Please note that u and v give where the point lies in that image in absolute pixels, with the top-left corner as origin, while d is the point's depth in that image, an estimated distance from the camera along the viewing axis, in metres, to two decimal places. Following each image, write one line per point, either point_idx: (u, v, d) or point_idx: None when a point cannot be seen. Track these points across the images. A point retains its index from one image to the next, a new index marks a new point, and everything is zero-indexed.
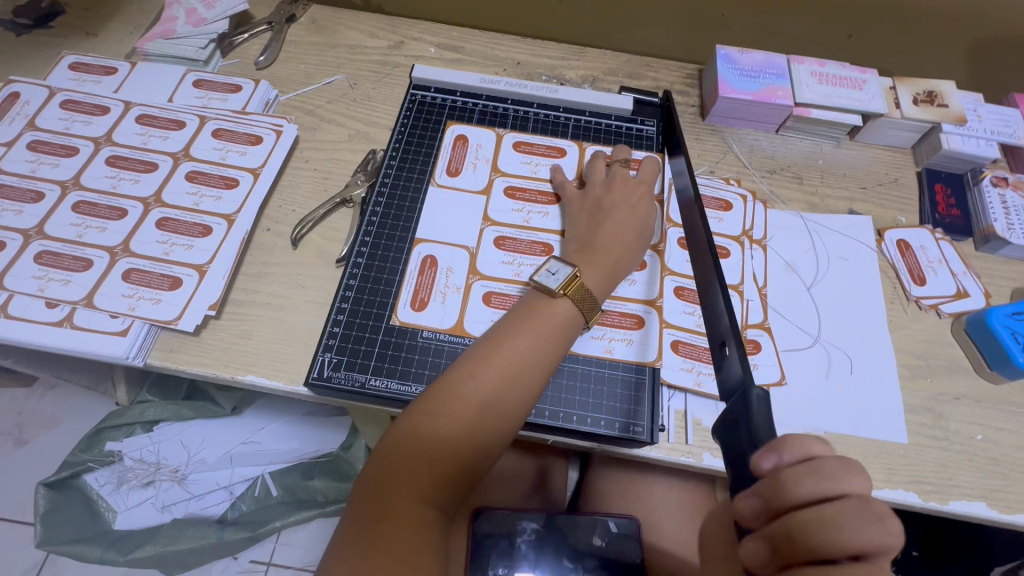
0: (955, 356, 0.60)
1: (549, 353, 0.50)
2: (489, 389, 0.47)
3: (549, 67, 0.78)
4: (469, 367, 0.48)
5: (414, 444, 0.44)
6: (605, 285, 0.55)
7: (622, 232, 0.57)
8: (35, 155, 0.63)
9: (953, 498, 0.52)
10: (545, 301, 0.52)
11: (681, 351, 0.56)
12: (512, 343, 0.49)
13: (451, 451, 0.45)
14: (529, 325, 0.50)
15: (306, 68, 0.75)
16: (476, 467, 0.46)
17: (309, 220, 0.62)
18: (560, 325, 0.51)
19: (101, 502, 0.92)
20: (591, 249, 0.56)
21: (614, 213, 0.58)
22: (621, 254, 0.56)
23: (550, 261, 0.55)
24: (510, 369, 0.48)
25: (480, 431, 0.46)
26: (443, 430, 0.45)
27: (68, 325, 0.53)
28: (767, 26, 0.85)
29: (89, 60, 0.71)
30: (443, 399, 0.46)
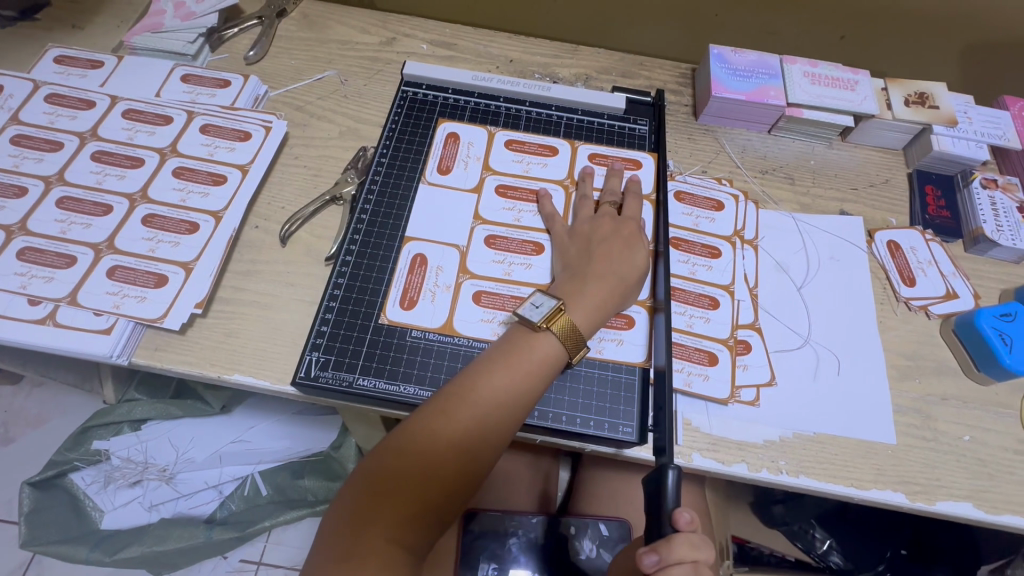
0: (944, 357, 0.60)
1: (532, 386, 0.48)
2: (466, 426, 0.46)
3: (542, 65, 0.78)
4: (448, 401, 0.46)
5: (387, 481, 0.43)
6: (594, 320, 0.52)
7: (612, 262, 0.55)
8: (18, 149, 0.62)
9: (940, 498, 0.52)
10: (529, 334, 0.50)
11: None
12: (492, 377, 0.47)
13: (424, 490, 0.44)
14: (512, 358, 0.48)
15: (296, 63, 0.74)
16: (451, 505, 0.45)
17: (298, 217, 0.61)
18: (544, 357, 0.49)
19: (87, 501, 0.91)
20: (579, 280, 0.54)
21: (604, 249, 0.56)
22: (611, 285, 0.54)
23: (534, 294, 0.52)
24: (489, 405, 0.46)
25: (456, 469, 0.45)
26: (419, 467, 0.44)
27: (51, 322, 0.53)
28: (761, 26, 0.85)
29: (75, 54, 0.70)
30: (419, 434, 0.45)
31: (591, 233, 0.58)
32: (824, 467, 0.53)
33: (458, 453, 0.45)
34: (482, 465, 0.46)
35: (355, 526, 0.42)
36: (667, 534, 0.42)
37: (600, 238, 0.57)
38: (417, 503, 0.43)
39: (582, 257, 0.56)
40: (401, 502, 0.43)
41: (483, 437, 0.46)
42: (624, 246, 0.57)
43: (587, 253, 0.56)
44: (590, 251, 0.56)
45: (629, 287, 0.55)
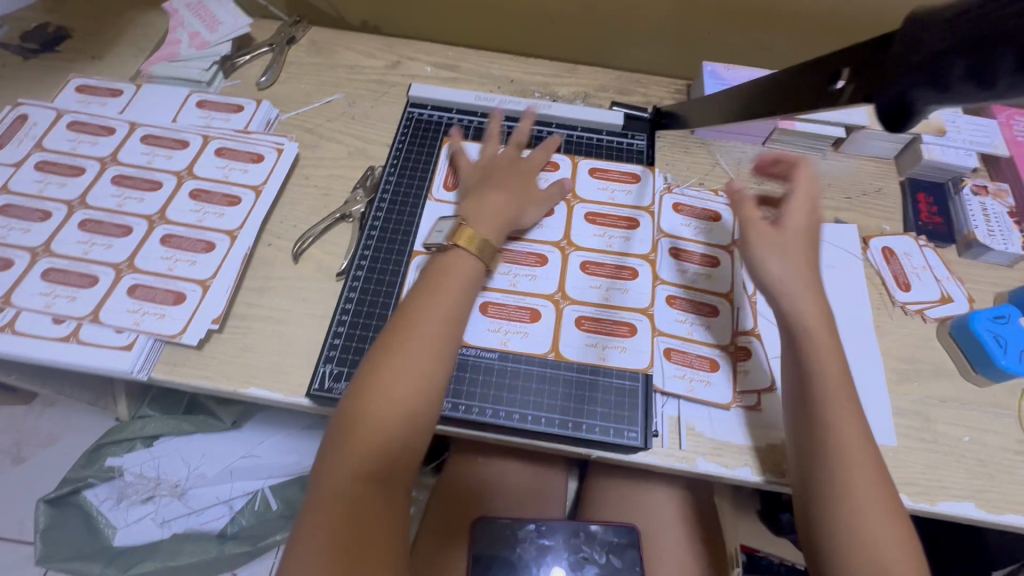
0: (941, 360, 0.61)
1: (458, 303, 0.52)
2: (407, 352, 0.49)
3: (542, 84, 0.81)
4: (386, 340, 0.50)
5: (349, 426, 0.46)
6: (499, 231, 0.58)
7: (501, 186, 0.61)
8: (42, 175, 0.65)
9: (942, 498, 0.54)
10: (441, 258, 0.55)
11: (674, 358, 0.58)
12: (418, 306, 0.51)
13: (385, 425, 0.46)
14: (433, 287, 0.52)
15: (305, 88, 0.77)
16: (416, 431, 0.47)
17: (310, 235, 0.63)
18: (462, 278, 0.53)
19: (100, 518, 0.92)
20: (472, 197, 0.60)
21: (488, 179, 0.62)
22: (507, 199, 0.60)
23: (438, 222, 0.61)
24: (423, 329, 0.50)
25: (410, 396, 0.47)
26: (374, 404, 0.47)
27: (74, 340, 0.55)
28: (752, 42, 0.88)
29: (95, 83, 0.73)
30: (367, 376, 0.48)
31: (488, 169, 0.64)
32: None
33: (408, 382, 0.48)
34: (435, 386, 0.49)
35: (330, 476, 0.45)
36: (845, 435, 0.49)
37: (490, 172, 0.63)
38: (381, 435, 0.46)
39: (479, 185, 0.62)
40: (366, 439, 0.45)
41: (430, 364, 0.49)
42: (524, 183, 0.63)
43: (482, 180, 0.62)
44: (485, 179, 0.62)
45: (519, 204, 0.61)
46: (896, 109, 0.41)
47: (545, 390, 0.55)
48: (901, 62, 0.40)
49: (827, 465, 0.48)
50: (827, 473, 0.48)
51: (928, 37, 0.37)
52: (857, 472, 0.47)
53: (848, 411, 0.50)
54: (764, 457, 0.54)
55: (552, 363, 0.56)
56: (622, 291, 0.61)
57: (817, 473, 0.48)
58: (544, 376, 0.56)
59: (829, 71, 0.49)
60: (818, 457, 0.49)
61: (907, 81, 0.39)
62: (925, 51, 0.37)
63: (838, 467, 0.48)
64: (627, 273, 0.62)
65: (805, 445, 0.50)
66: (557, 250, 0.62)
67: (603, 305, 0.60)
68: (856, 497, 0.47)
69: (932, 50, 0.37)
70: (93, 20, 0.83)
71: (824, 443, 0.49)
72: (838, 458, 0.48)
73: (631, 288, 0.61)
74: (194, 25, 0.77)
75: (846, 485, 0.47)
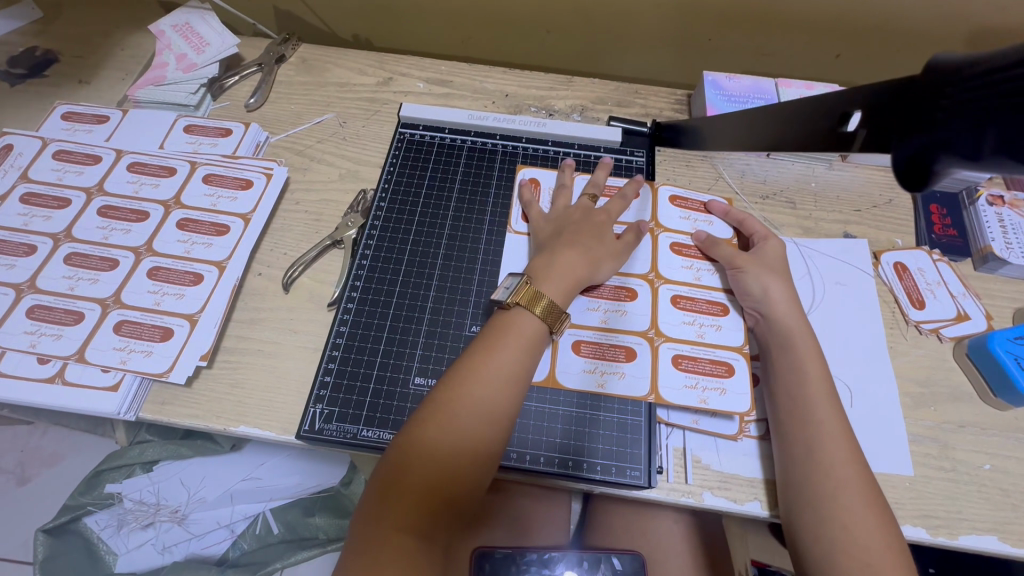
0: (958, 382, 0.59)
1: (523, 360, 0.49)
2: (467, 406, 0.46)
3: (538, 98, 0.78)
4: (443, 389, 0.47)
5: (395, 475, 0.43)
6: (568, 291, 0.54)
7: (577, 245, 0.57)
8: (27, 208, 0.63)
9: (963, 532, 0.51)
10: (507, 313, 0.52)
11: (683, 366, 0.56)
12: (490, 355, 0.48)
13: (435, 480, 0.43)
14: (499, 340, 0.49)
15: (295, 108, 0.75)
16: (466, 491, 0.44)
17: (301, 263, 0.62)
18: (529, 336, 0.50)
19: (101, 545, 0.91)
20: (550, 254, 0.56)
21: (571, 234, 0.58)
22: (579, 255, 0.56)
23: (506, 278, 0.57)
24: (485, 385, 0.47)
25: (466, 454, 0.44)
26: (427, 456, 0.44)
27: (59, 380, 0.53)
28: (755, 48, 0.85)
29: (82, 109, 0.72)
30: (420, 424, 0.45)
31: (563, 219, 0.60)
32: None
33: (463, 437, 0.45)
34: (490, 446, 0.45)
35: (371, 523, 0.42)
36: (839, 460, 0.47)
37: (571, 224, 0.59)
38: (429, 490, 0.43)
39: (554, 237, 0.58)
40: (413, 492, 0.42)
41: (492, 416, 0.46)
42: (599, 233, 0.59)
43: (558, 235, 0.59)
44: (561, 232, 0.59)
45: (598, 260, 0.57)
46: (914, 166, 0.38)
47: (542, 426, 0.53)
48: (926, 116, 0.37)
49: (808, 470, 0.48)
50: (809, 476, 0.47)
51: (958, 93, 0.34)
52: (839, 475, 0.47)
53: (841, 440, 0.49)
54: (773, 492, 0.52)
55: (550, 397, 0.54)
56: (621, 313, 0.58)
57: (798, 478, 0.48)
58: (543, 412, 0.53)
59: (845, 111, 0.49)
60: (798, 461, 0.48)
61: (928, 140, 0.37)
62: (948, 111, 0.35)
63: (820, 471, 0.47)
64: (626, 294, 0.59)
65: (785, 450, 0.50)
66: (647, 284, 0.60)
67: (602, 329, 0.57)
68: (840, 498, 0.46)
69: (959, 109, 0.34)
70: (80, 43, 0.81)
71: (804, 448, 0.49)
72: (821, 460, 0.47)
73: (631, 310, 0.58)
74: (181, 47, 0.75)
75: (828, 489, 0.46)
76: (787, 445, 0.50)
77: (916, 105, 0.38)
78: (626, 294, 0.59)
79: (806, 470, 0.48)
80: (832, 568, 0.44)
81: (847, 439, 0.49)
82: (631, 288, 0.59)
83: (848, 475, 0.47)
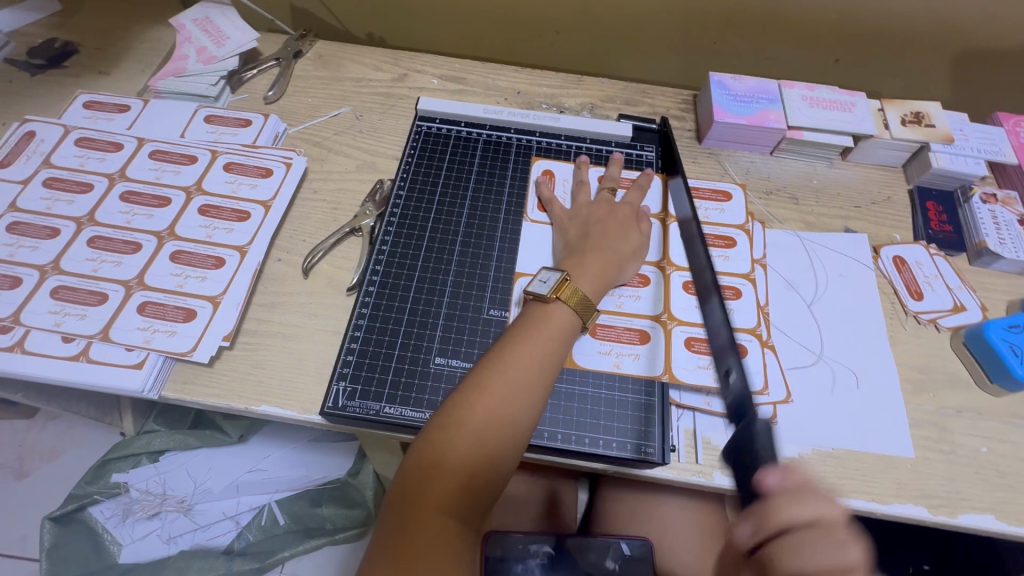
0: (955, 370, 0.61)
1: (555, 353, 0.51)
2: (504, 394, 0.47)
3: (549, 96, 0.81)
4: (477, 378, 0.48)
5: (434, 457, 0.44)
6: (599, 285, 0.56)
7: (608, 240, 0.59)
8: (50, 192, 0.64)
9: (962, 511, 0.53)
10: (544, 306, 0.53)
11: (695, 348, 0.58)
12: (523, 347, 0.50)
13: (474, 463, 0.44)
14: (532, 332, 0.51)
15: (312, 101, 0.77)
16: (501, 474, 0.46)
17: (320, 250, 0.63)
18: (561, 329, 0.52)
19: (105, 535, 0.90)
20: (578, 254, 0.58)
21: (600, 229, 0.60)
22: (608, 258, 0.58)
23: (542, 271, 0.56)
24: (521, 374, 0.48)
25: (501, 442, 0.46)
26: (464, 444, 0.45)
27: (84, 358, 0.54)
28: (758, 52, 0.88)
29: (103, 99, 0.73)
30: (455, 411, 0.46)
31: (588, 216, 0.62)
32: (845, 482, 0.54)
33: (501, 423, 0.46)
34: (524, 433, 0.47)
35: (409, 507, 0.42)
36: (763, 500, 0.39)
37: (597, 219, 0.61)
38: (467, 476, 0.44)
39: (581, 236, 0.60)
40: (450, 477, 0.43)
41: (526, 406, 0.47)
42: (619, 228, 0.61)
43: (585, 231, 0.61)
44: (589, 231, 0.60)
45: (625, 259, 0.59)
46: None
47: (559, 405, 0.54)
48: None
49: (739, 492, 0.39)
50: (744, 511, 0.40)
51: None
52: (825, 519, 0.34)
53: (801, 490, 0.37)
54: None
55: (569, 378, 0.56)
56: (636, 298, 0.60)
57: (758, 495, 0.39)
58: (560, 393, 0.55)
59: None
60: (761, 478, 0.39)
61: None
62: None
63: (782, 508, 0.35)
64: (640, 280, 0.61)
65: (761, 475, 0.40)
66: (658, 270, 0.62)
67: (616, 313, 0.59)
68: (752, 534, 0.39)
69: None
70: (99, 36, 0.83)
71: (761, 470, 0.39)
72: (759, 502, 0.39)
73: (643, 295, 0.60)
74: (202, 40, 0.77)
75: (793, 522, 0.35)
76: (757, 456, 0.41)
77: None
78: (639, 280, 0.61)
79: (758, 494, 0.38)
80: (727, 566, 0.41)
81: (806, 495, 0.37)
82: (644, 274, 0.61)
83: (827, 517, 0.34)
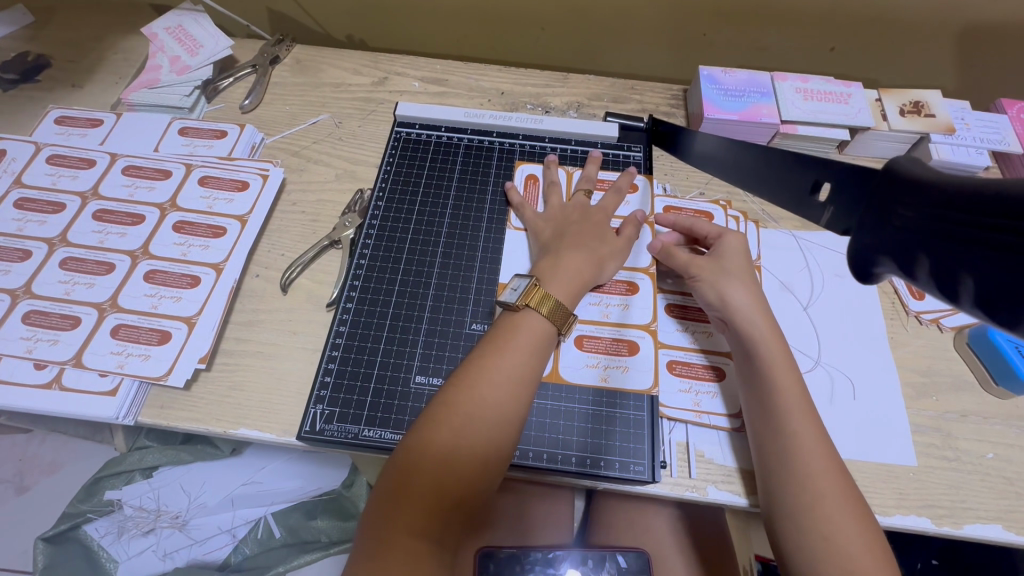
0: (959, 372, 0.58)
1: (532, 363, 0.49)
2: (479, 407, 0.45)
3: (534, 95, 0.78)
4: (452, 392, 0.46)
5: (406, 477, 0.42)
6: (575, 292, 0.54)
7: (585, 240, 0.57)
8: (21, 213, 0.63)
9: (968, 521, 0.51)
10: (514, 315, 0.51)
11: (677, 371, 0.56)
12: (497, 358, 0.48)
13: (447, 481, 0.43)
14: (507, 342, 0.49)
15: (290, 109, 0.75)
16: (477, 492, 0.44)
17: (298, 264, 0.61)
18: (538, 337, 0.50)
19: (100, 552, 0.90)
20: (553, 257, 0.56)
21: (576, 232, 0.58)
22: (585, 258, 0.56)
23: (511, 279, 0.55)
24: (496, 387, 0.46)
25: (478, 458, 0.44)
26: (436, 460, 0.43)
27: (56, 386, 0.53)
28: (750, 42, 0.85)
29: (75, 113, 0.72)
30: (429, 429, 0.44)
31: (565, 218, 0.60)
32: None
33: (476, 438, 0.44)
34: (502, 449, 0.45)
35: (380, 530, 0.41)
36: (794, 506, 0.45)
37: (572, 222, 0.60)
38: (440, 494, 0.42)
39: (555, 239, 0.58)
40: (423, 497, 0.42)
41: (500, 420, 0.46)
42: (596, 230, 0.59)
43: (560, 233, 0.59)
44: (564, 232, 0.59)
45: (603, 261, 0.57)
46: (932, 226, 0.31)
47: (544, 422, 0.53)
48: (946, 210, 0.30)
49: (785, 445, 0.46)
50: (788, 488, 0.45)
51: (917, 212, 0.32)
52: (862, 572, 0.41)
53: (845, 492, 0.44)
54: (751, 482, 0.51)
55: (555, 394, 0.54)
56: (624, 307, 0.58)
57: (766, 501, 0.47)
58: (547, 411, 0.53)
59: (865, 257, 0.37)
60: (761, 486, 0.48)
61: (882, 238, 0.35)
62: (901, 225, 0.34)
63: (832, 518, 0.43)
64: (627, 288, 0.59)
65: (762, 454, 0.48)
66: (648, 277, 0.60)
67: (605, 322, 0.57)
68: (819, 509, 0.43)
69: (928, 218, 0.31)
70: (71, 48, 0.81)
71: (782, 396, 0.48)
72: (801, 496, 0.44)
73: (632, 303, 0.58)
74: (174, 49, 0.75)
75: (827, 562, 0.42)
76: (766, 353, 0.51)
77: (884, 187, 0.37)
78: (625, 289, 0.59)
79: (785, 466, 0.46)
80: (811, 565, 0.42)
81: (856, 527, 0.43)
82: (632, 281, 0.60)
83: (861, 547, 0.42)
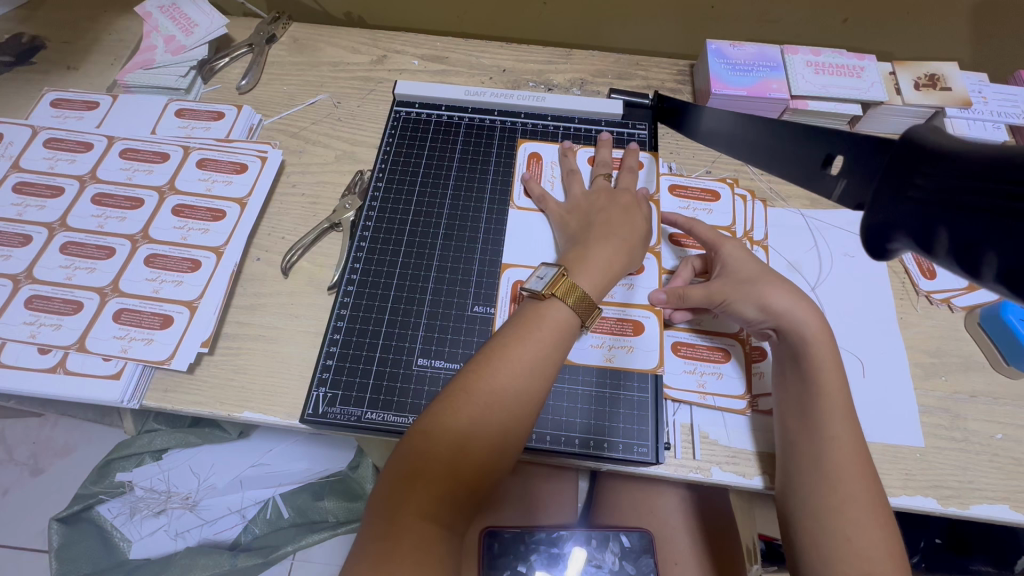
0: (970, 353, 0.57)
1: (552, 353, 0.48)
2: (496, 397, 0.45)
3: (537, 72, 0.76)
4: (471, 378, 0.45)
5: (420, 461, 0.42)
6: (606, 284, 0.52)
7: (613, 227, 0.55)
8: (20, 198, 0.62)
9: (975, 502, 0.50)
10: (540, 304, 0.50)
11: (682, 352, 0.56)
12: (518, 347, 0.47)
13: (461, 467, 0.42)
14: (529, 331, 0.48)
15: (287, 89, 0.74)
16: (488, 480, 0.44)
17: (299, 246, 0.61)
18: (559, 327, 0.49)
19: (114, 532, 0.92)
20: (582, 246, 0.54)
21: (603, 218, 0.56)
22: (615, 248, 0.54)
23: (539, 268, 0.53)
24: (515, 377, 0.46)
25: (491, 447, 0.44)
26: (451, 446, 0.43)
27: (61, 370, 0.53)
28: (760, 14, 0.82)
29: (71, 95, 0.71)
30: (446, 414, 0.44)
31: (588, 207, 0.58)
32: None
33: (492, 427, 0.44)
34: (516, 440, 0.45)
35: (391, 510, 0.41)
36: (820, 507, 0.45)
37: (599, 209, 0.57)
38: (453, 480, 0.42)
39: (583, 229, 0.56)
40: (436, 481, 0.41)
41: (518, 411, 0.45)
42: (623, 215, 0.57)
43: (588, 221, 0.57)
44: (588, 221, 0.57)
45: (634, 249, 0.55)
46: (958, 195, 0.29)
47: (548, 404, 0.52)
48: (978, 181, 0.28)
49: (819, 447, 0.46)
50: (819, 489, 0.45)
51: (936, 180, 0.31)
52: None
53: (874, 499, 0.44)
54: (761, 464, 0.51)
55: (560, 375, 0.53)
56: (629, 287, 0.57)
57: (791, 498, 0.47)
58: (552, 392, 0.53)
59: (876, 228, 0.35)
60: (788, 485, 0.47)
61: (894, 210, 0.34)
62: (918, 199, 0.32)
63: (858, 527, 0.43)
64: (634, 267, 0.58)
65: (793, 453, 0.47)
66: (653, 257, 0.59)
67: (610, 302, 0.56)
68: (847, 513, 0.43)
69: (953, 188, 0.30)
70: (66, 29, 0.80)
71: (825, 397, 0.47)
72: (825, 497, 0.44)
73: (637, 283, 0.58)
74: (169, 28, 0.73)
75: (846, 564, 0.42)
76: (814, 352, 0.49)
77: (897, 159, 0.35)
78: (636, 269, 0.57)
79: (818, 467, 0.45)
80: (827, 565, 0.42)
81: (880, 534, 0.42)
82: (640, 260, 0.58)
83: (881, 553, 0.42)
